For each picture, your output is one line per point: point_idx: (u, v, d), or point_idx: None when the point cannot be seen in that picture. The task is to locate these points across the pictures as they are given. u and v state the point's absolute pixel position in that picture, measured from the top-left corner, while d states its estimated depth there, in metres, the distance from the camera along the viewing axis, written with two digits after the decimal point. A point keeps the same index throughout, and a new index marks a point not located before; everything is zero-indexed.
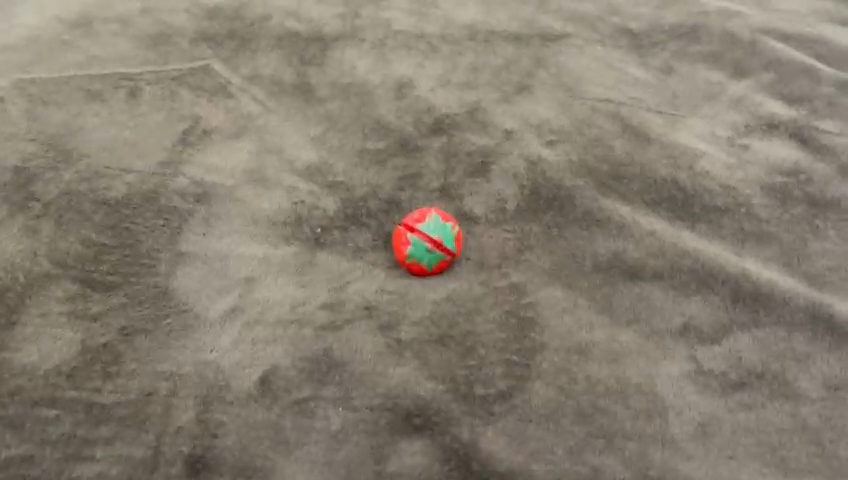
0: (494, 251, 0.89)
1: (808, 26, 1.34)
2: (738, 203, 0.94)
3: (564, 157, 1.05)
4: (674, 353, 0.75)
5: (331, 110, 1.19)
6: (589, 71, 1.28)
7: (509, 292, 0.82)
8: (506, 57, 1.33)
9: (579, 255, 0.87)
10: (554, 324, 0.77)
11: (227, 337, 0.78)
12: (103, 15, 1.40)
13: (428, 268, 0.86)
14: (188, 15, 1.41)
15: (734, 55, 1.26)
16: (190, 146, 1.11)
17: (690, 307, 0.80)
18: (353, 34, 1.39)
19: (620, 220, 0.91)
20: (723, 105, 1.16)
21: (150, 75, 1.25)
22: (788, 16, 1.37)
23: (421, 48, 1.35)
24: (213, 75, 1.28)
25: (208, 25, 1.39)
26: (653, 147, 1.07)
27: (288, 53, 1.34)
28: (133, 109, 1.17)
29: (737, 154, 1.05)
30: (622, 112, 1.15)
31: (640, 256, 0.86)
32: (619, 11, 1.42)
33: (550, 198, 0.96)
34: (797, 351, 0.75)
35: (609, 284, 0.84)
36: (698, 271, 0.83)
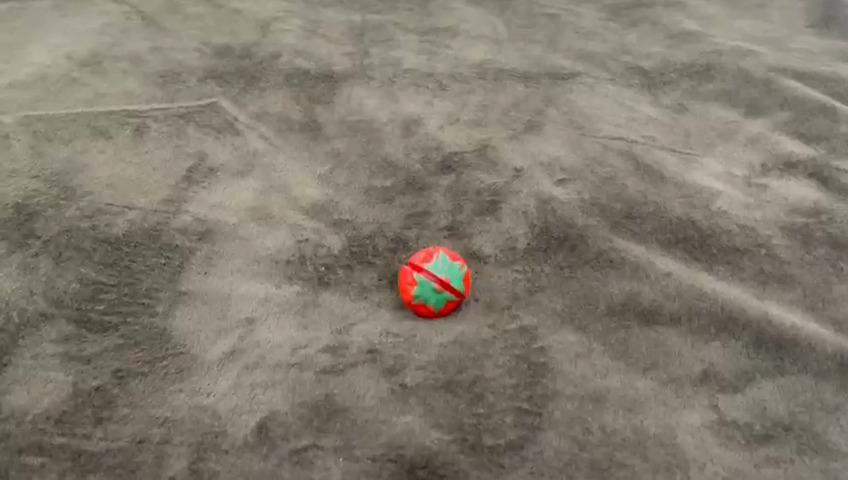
0: (503, 292, 0.86)
1: (824, 65, 1.32)
2: (758, 244, 0.91)
3: (575, 195, 1.02)
4: (693, 401, 0.71)
5: (338, 147, 1.17)
6: (601, 109, 1.26)
7: (519, 336, 0.78)
8: (517, 95, 1.31)
9: (592, 297, 0.84)
10: (567, 370, 0.74)
11: (224, 381, 0.75)
12: (113, 54, 1.40)
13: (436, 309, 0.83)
14: (198, 54, 1.41)
15: (748, 94, 1.24)
16: (194, 183, 1.09)
17: (709, 352, 0.76)
18: (362, 72, 1.38)
19: (634, 261, 0.88)
20: (738, 144, 1.13)
21: (157, 112, 1.25)
22: (803, 55, 1.35)
23: (430, 86, 1.34)
24: (220, 112, 1.26)
25: (218, 65, 1.38)
26: (668, 186, 1.04)
27: (296, 91, 1.33)
28: (139, 146, 1.16)
29: (754, 194, 1.02)
30: (636, 151, 1.13)
31: (656, 299, 0.83)
32: (630, 51, 1.41)
33: (562, 237, 0.93)
34: (825, 400, 0.71)
35: (624, 327, 0.80)
36: (717, 314, 0.79)
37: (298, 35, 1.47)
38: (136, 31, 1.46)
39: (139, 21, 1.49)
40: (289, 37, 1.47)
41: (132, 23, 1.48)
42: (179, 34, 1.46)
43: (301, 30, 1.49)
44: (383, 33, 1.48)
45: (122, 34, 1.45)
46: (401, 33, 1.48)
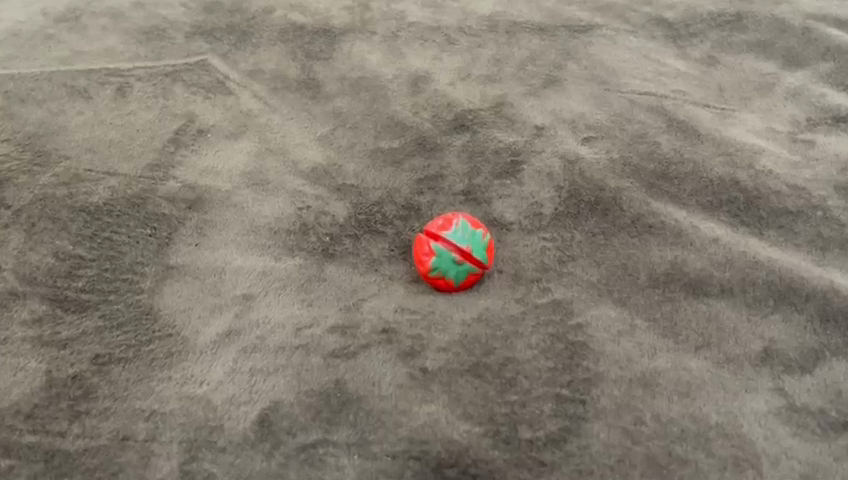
0: (531, 262, 0.76)
1: None
2: (813, 205, 0.81)
3: (604, 155, 0.93)
4: (755, 384, 0.62)
5: (340, 107, 1.08)
6: (624, 62, 1.16)
7: (553, 311, 0.69)
8: (532, 48, 1.21)
9: (631, 267, 0.75)
10: (610, 350, 0.65)
11: (219, 368, 0.66)
12: (92, 9, 1.29)
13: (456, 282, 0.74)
14: (185, 9, 1.31)
15: (785, 44, 1.14)
16: (182, 145, 0.99)
17: (769, 328, 0.67)
18: (363, 26, 1.29)
19: (676, 227, 0.79)
20: (778, 98, 1.04)
21: (140, 73, 1.15)
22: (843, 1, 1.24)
23: (437, 41, 1.24)
24: (209, 71, 1.18)
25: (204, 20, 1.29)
26: (705, 143, 0.94)
27: (292, 47, 1.24)
28: (122, 108, 1.06)
29: (801, 151, 0.92)
30: (666, 106, 1.03)
31: (703, 268, 0.74)
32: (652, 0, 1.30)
33: (592, 201, 0.84)
34: None
35: (670, 300, 0.71)
36: (775, 285, 0.70)
37: None
38: None
39: None
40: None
41: None
42: None
43: None
44: None
45: None
46: None
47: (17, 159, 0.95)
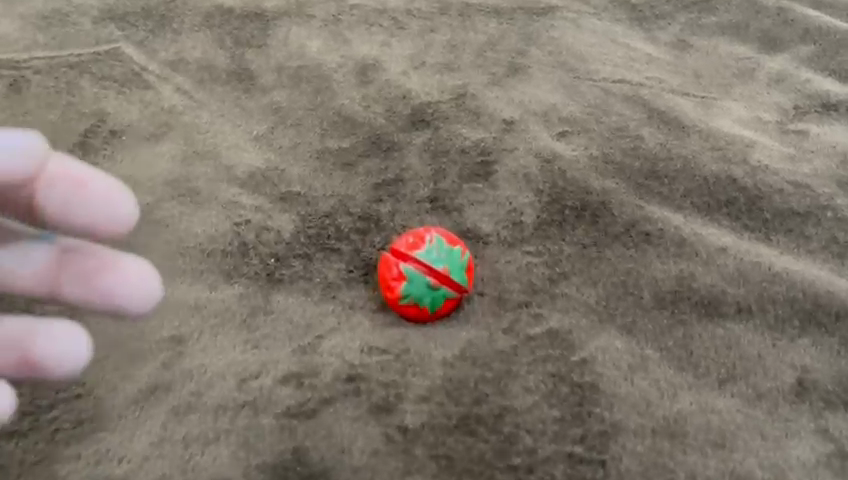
0: (516, 283, 0.65)
1: None
2: (821, 205, 0.72)
3: (583, 152, 0.83)
4: (795, 426, 0.52)
5: (277, 100, 0.95)
6: (591, 47, 1.06)
7: (550, 344, 0.58)
8: (490, 33, 1.10)
9: (632, 284, 0.64)
10: (625, 391, 0.54)
11: (144, 438, 0.53)
12: None
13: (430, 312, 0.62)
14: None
15: (760, 26, 1.06)
16: (91, 151, 0.85)
17: (800, 355, 0.58)
18: (300, 9, 1.15)
19: (677, 235, 0.69)
20: (760, 85, 0.95)
21: (39, 63, 0.99)
22: None
23: (384, 26, 1.12)
24: (123, 61, 1.03)
25: (116, 7, 1.15)
26: (691, 136, 0.85)
27: (219, 34, 1.10)
28: (17, 108, 0.91)
29: (794, 143, 0.84)
30: (644, 94, 0.93)
31: (715, 283, 0.64)
32: None
33: (578, 206, 0.73)
34: None
35: (682, 323, 0.61)
36: (798, 302, 0.61)
37: None
38: None
39: None
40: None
41: None
42: None
43: None
44: None
45: None
46: None
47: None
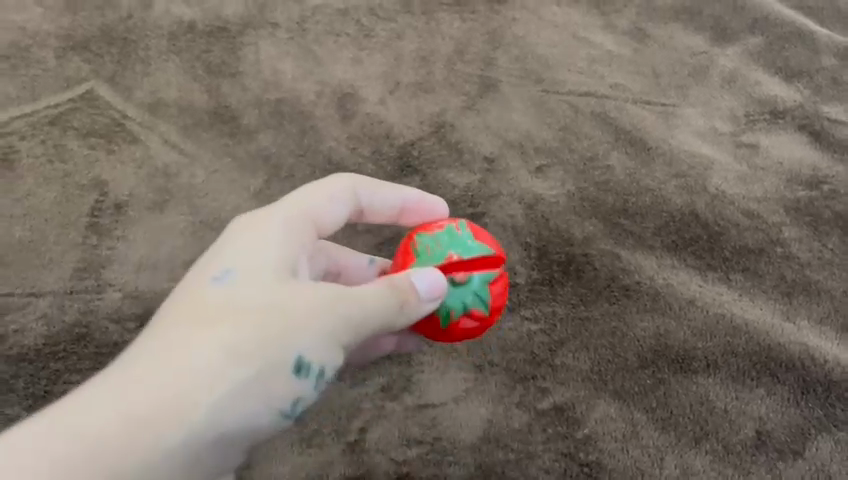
0: (520, 353, 0.76)
1: None
2: (771, 241, 0.84)
3: (561, 188, 0.91)
4: (755, 479, 0.67)
5: (266, 145, 0.99)
6: (555, 45, 1.08)
7: (557, 419, 0.71)
8: (455, 35, 1.11)
9: (618, 345, 0.76)
10: (621, 464, 0.69)
11: None
12: None
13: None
14: (50, 23, 1.14)
15: (712, 12, 1.10)
16: (105, 232, 0.90)
17: (757, 405, 0.72)
18: (262, 17, 1.15)
19: (652, 289, 0.80)
20: (714, 87, 1.01)
21: (20, 125, 1.01)
22: None
23: (350, 34, 1.12)
24: (101, 107, 1.04)
25: (74, 30, 1.13)
26: (656, 161, 0.93)
27: (189, 59, 1.10)
28: (16, 184, 0.94)
29: (746, 158, 0.93)
30: (608, 110, 0.99)
31: (686, 339, 0.76)
32: None
33: (564, 261, 0.83)
34: None
35: (661, 382, 0.73)
36: (754, 355, 0.75)
37: None
38: None
39: None
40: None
41: None
42: None
43: None
44: None
45: None
46: None
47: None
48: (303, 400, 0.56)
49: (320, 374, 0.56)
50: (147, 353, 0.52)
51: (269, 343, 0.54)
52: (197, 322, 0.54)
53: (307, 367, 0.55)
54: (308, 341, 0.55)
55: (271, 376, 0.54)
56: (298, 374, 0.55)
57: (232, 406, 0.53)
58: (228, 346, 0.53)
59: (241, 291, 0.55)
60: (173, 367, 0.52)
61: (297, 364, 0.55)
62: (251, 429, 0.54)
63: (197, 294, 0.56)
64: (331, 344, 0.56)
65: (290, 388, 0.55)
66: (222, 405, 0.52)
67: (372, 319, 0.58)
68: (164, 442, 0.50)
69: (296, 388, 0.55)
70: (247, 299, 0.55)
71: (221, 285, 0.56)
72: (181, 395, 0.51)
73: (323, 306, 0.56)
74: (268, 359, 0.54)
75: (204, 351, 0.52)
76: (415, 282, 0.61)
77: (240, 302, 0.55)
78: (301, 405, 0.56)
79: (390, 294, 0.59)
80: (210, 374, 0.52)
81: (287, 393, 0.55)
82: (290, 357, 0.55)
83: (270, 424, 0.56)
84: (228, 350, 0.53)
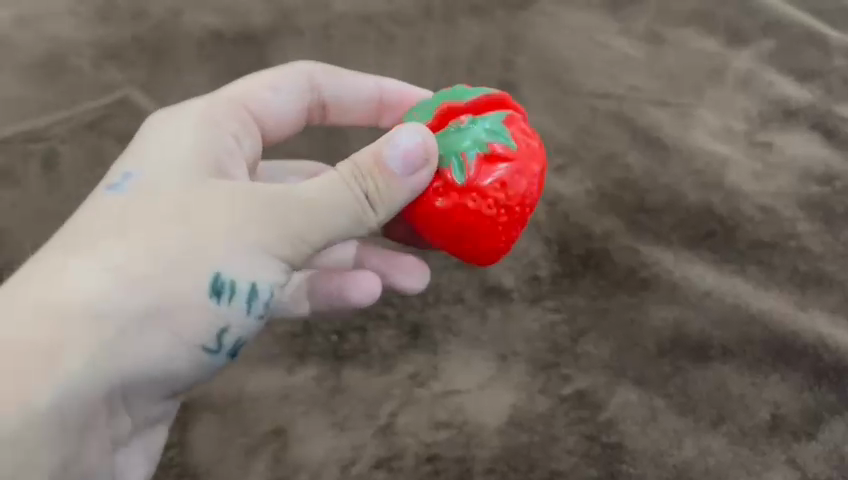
0: (542, 342, 0.79)
1: None
2: (786, 235, 0.87)
3: (579, 186, 0.94)
4: (771, 460, 0.72)
5: None
6: (573, 49, 1.11)
7: (579, 404, 0.75)
8: (475, 40, 1.14)
9: (638, 334, 0.79)
10: (642, 445, 0.73)
11: None
12: None
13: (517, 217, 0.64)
14: (84, 30, 1.18)
15: (724, 16, 1.13)
16: None
17: (772, 390, 0.76)
18: (288, 24, 1.18)
19: (670, 281, 0.83)
20: (729, 89, 1.04)
21: (59, 130, 1.05)
22: None
23: (374, 39, 1.15)
24: (136, 113, 1.08)
25: (107, 37, 1.17)
26: (672, 159, 0.96)
27: (218, 68, 1.14)
28: (57, 187, 0.99)
29: (760, 156, 0.96)
30: (625, 111, 1.02)
31: (704, 328, 0.79)
32: None
33: (584, 255, 0.86)
34: None
35: (680, 369, 0.77)
36: (770, 342, 0.78)
37: None
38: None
39: None
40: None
41: None
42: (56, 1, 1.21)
43: None
44: None
45: None
46: None
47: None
48: (233, 329, 0.58)
49: (249, 296, 0.58)
50: (19, 285, 0.53)
51: (173, 263, 0.55)
52: (74, 249, 0.55)
53: (225, 282, 0.57)
54: (227, 249, 0.56)
55: (195, 289, 0.56)
56: (219, 298, 0.57)
57: (154, 315, 0.54)
58: (147, 249, 0.54)
59: (136, 204, 0.57)
60: (46, 301, 0.51)
61: (216, 284, 0.56)
62: (166, 370, 0.57)
63: (98, 203, 0.58)
64: (254, 263, 0.58)
65: (209, 309, 0.56)
66: (134, 324, 0.53)
67: (324, 209, 0.58)
68: (62, 369, 0.50)
69: (214, 309, 0.57)
70: (168, 208, 0.56)
71: (117, 191, 0.58)
72: (69, 310, 0.51)
73: (256, 213, 0.57)
74: (180, 262, 0.55)
75: (100, 269, 0.53)
76: (387, 155, 0.59)
77: (163, 211, 0.56)
78: (227, 339, 0.58)
79: (350, 178, 0.59)
80: (102, 303, 0.52)
81: (209, 324, 0.57)
82: (209, 273, 0.56)
83: (191, 358, 0.57)
84: (125, 275, 0.53)
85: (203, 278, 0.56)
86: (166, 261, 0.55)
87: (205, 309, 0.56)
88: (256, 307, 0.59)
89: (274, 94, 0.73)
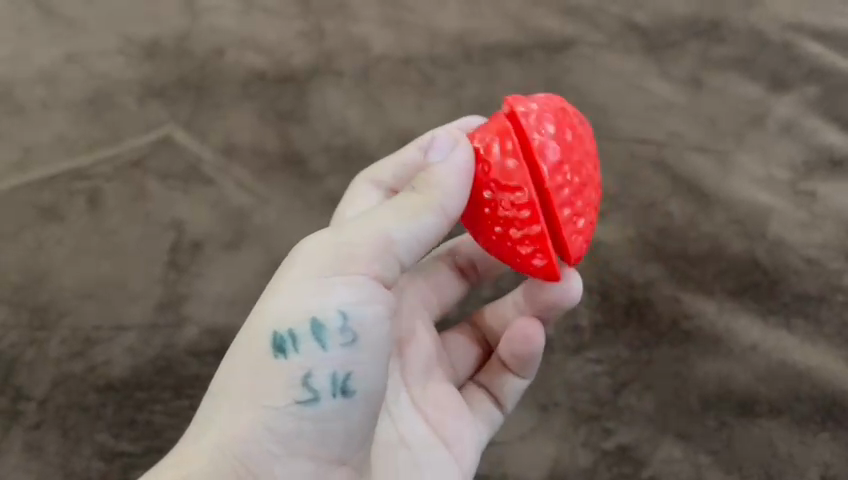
0: (584, 393, 0.85)
1: None
2: (832, 287, 0.87)
3: (621, 233, 0.94)
4: None
5: (334, 189, 1.03)
6: (612, 94, 1.08)
7: (621, 461, 0.82)
8: (515, 82, 1.11)
9: (681, 390, 0.84)
10: None
11: None
12: (18, 72, 1.13)
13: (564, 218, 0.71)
14: (120, 56, 1.15)
15: (768, 62, 1.09)
16: (183, 269, 0.97)
17: (821, 449, 0.80)
18: (328, 64, 1.14)
19: (713, 334, 0.86)
20: (771, 135, 1.02)
21: (104, 169, 1.05)
22: None
23: (412, 82, 1.11)
24: (178, 150, 1.06)
25: (143, 67, 1.14)
26: (715, 208, 0.95)
27: (259, 105, 1.10)
28: (101, 225, 1.00)
29: (805, 205, 0.94)
30: (666, 157, 1.01)
31: (749, 383, 0.83)
32: None
33: (627, 303, 0.88)
34: None
35: (725, 425, 0.82)
36: (819, 398, 0.81)
37: (232, 11, 1.19)
38: (34, 32, 1.17)
39: (35, 15, 1.19)
40: (224, 17, 1.18)
41: (27, 20, 1.18)
42: (92, 29, 1.18)
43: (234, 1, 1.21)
44: None
45: (19, 41, 1.16)
46: None
47: (15, 324, 0.93)
48: (318, 370, 0.63)
49: (315, 332, 0.63)
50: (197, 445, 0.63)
51: (293, 395, 0.63)
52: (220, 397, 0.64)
53: (344, 393, 0.64)
54: (316, 301, 0.64)
55: (316, 407, 0.63)
56: (285, 355, 0.63)
57: (285, 444, 0.63)
58: (272, 404, 0.62)
59: (260, 366, 0.63)
60: (214, 458, 0.61)
61: (306, 340, 0.63)
62: (321, 456, 0.64)
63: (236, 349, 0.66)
64: (357, 350, 0.64)
65: (301, 344, 0.63)
66: (272, 448, 0.62)
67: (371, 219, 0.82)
68: None
69: (331, 395, 0.63)
70: (277, 367, 0.63)
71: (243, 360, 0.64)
72: (227, 462, 0.61)
73: (318, 285, 0.65)
74: (298, 397, 0.63)
75: (238, 428, 0.62)
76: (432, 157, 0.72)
77: (252, 357, 0.64)
78: (317, 383, 0.63)
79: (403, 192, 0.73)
80: (239, 455, 0.61)
81: (295, 374, 0.63)
82: (326, 396, 0.63)
83: (294, 416, 0.63)
84: (266, 431, 0.62)
85: (323, 399, 0.63)
86: (291, 410, 0.63)
87: (338, 423, 0.64)
88: (333, 339, 0.63)
89: (400, 225, 0.67)
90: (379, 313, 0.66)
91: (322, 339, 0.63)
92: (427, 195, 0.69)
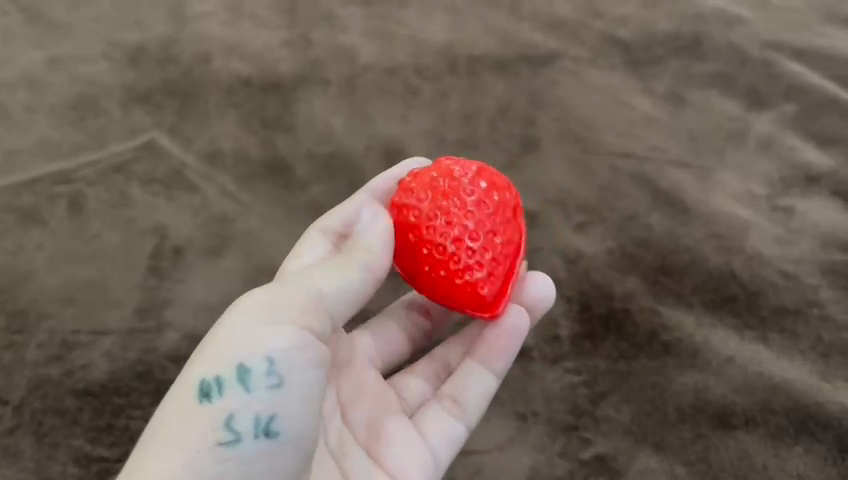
0: (563, 403, 0.84)
1: (826, 22, 1.17)
2: (807, 302, 0.89)
3: (602, 245, 0.95)
4: None
5: (317, 197, 1.03)
6: (595, 107, 1.09)
7: (598, 471, 0.81)
8: (499, 94, 1.12)
9: (660, 401, 0.84)
10: None
11: None
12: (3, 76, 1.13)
13: (468, 257, 0.70)
14: (107, 62, 1.16)
15: (748, 80, 1.11)
16: (164, 274, 0.97)
17: (796, 461, 0.80)
18: (314, 74, 1.14)
19: (691, 346, 0.86)
20: (749, 152, 1.04)
21: (86, 173, 1.04)
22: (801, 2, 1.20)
23: (397, 92, 1.12)
24: (162, 155, 1.06)
25: (129, 73, 1.15)
26: (694, 221, 0.96)
27: (244, 113, 1.11)
28: (82, 230, 1.00)
29: (782, 221, 0.96)
30: (647, 170, 1.02)
31: (726, 394, 0.83)
32: (599, 13, 1.20)
33: (605, 315, 0.89)
34: None
35: (702, 436, 0.82)
36: (793, 411, 0.82)
37: (222, 23, 1.21)
38: (23, 38, 1.18)
39: (24, 21, 1.20)
40: (213, 27, 1.20)
41: (16, 26, 1.19)
42: (80, 35, 1.19)
43: (224, 13, 1.23)
44: (321, 10, 1.22)
45: (6, 46, 1.17)
46: (342, 7, 1.23)
47: None
48: (243, 412, 0.60)
49: (241, 375, 0.61)
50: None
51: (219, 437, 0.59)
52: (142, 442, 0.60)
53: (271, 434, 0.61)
54: (244, 350, 0.62)
55: (242, 448, 0.59)
56: (210, 399, 0.60)
57: None
58: (195, 451, 0.58)
59: (177, 415, 0.60)
60: None
61: (236, 385, 0.61)
62: None
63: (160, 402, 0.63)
64: (282, 395, 0.61)
65: (230, 392, 0.61)
66: None
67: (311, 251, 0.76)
68: None
69: (255, 437, 0.60)
70: (201, 413, 0.60)
71: (164, 408, 0.61)
72: None
73: (247, 328, 0.62)
74: (223, 440, 0.59)
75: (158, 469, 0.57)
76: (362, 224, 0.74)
77: (175, 404, 0.61)
78: (240, 424, 0.60)
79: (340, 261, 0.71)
80: None
81: (219, 417, 0.60)
82: (250, 439, 0.60)
83: (218, 459, 0.59)
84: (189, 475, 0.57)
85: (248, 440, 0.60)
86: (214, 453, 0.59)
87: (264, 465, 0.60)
88: (257, 384, 0.61)
89: (332, 285, 0.68)
90: (303, 360, 0.63)
91: (248, 383, 0.61)
92: (353, 265, 0.70)
